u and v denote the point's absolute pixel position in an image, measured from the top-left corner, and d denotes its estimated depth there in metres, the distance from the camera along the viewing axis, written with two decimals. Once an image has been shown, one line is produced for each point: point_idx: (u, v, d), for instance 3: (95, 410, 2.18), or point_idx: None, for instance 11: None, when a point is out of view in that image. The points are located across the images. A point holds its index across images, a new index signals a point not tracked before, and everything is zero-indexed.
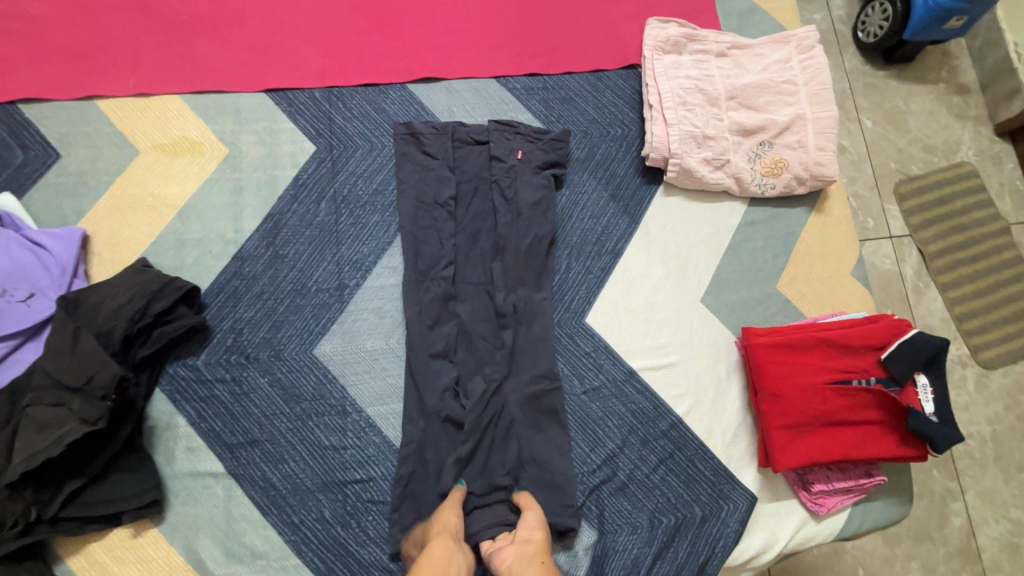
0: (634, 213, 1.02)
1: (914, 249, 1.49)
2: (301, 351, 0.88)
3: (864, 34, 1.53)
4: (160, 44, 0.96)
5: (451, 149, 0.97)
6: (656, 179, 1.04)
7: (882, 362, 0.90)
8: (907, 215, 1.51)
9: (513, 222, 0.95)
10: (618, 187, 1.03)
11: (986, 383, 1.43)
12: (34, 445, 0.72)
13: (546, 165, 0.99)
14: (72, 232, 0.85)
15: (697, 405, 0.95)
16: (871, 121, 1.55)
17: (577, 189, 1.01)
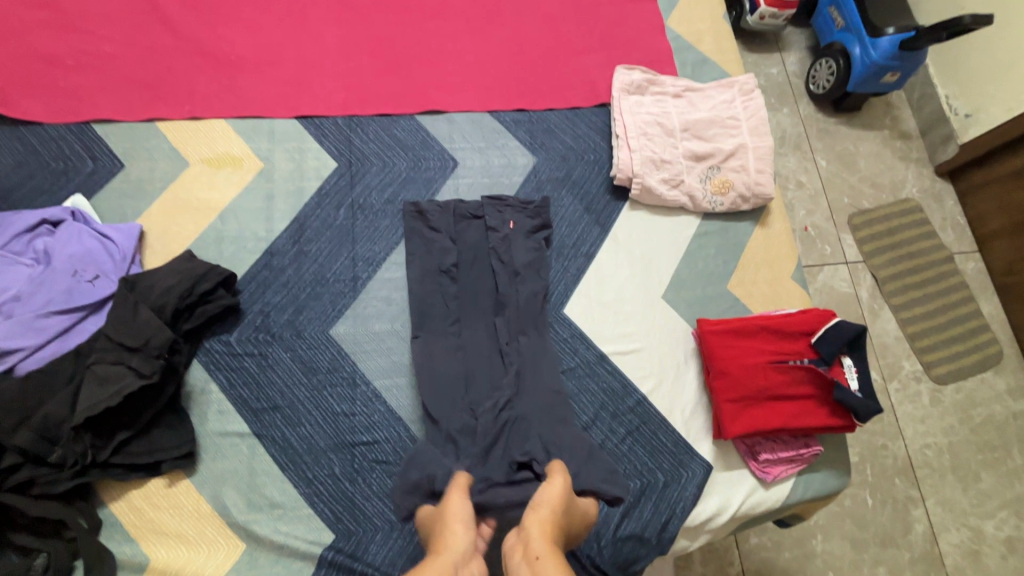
0: (605, 223, 1.20)
1: (868, 274, 1.68)
2: (319, 331, 1.03)
3: (814, 86, 1.79)
4: (212, 79, 1.16)
5: (452, 223, 1.12)
6: (623, 196, 1.22)
7: (812, 345, 1.06)
8: (861, 243, 1.70)
9: (502, 236, 1.12)
10: (592, 203, 1.21)
11: (940, 397, 1.58)
12: (96, 396, 0.85)
13: (530, 220, 1.15)
14: (132, 227, 1.01)
15: (660, 385, 1.10)
16: (824, 160, 1.78)
17: (558, 206, 1.20)
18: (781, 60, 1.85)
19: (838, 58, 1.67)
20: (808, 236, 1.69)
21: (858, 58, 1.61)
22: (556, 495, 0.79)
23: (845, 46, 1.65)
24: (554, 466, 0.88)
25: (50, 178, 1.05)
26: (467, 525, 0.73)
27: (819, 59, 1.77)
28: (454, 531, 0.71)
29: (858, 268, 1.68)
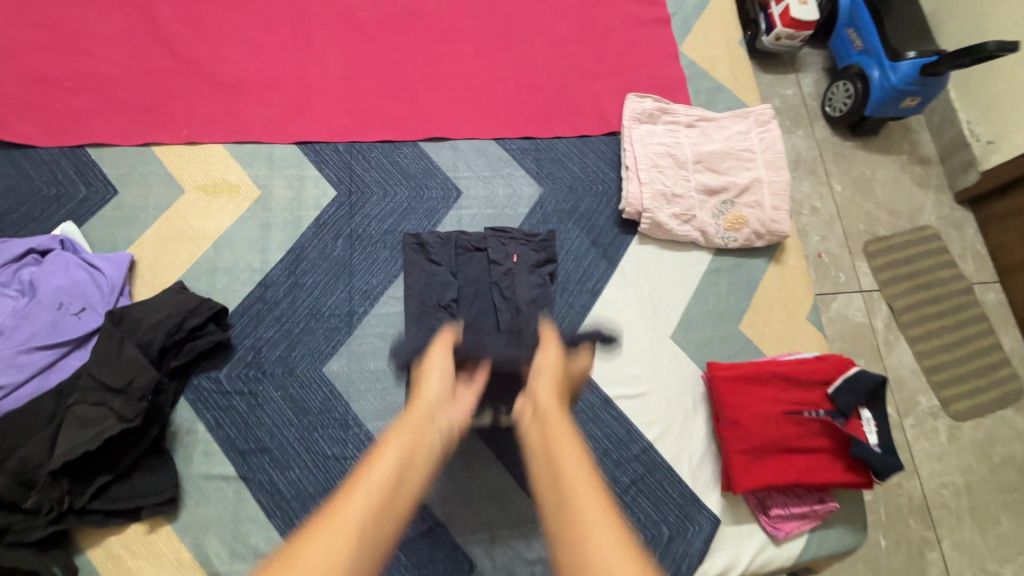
0: (613, 258, 1.15)
1: (883, 304, 1.61)
2: (312, 368, 0.99)
3: (830, 109, 1.73)
4: (211, 102, 1.13)
5: (454, 256, 1.07)
6: (632, 229, 1.18)
7: (829, 396, 1.00)
8: (875, 272, 1.64)
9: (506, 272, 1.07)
10: (597, 237, 1.17)
11: (958, 434, 1.51)
12: (75, 439, 0.81)
13: (533, 253, 1.10)
14: (123, 256, 0.98)
15: (667, 431, 1.05)
16: (840, 184, 1.71)
17: (564, 238, 1.16)
18: (798, 82, 1.79)
19: (855, 81, 1.62)
20: (822, 263, 1.63)
21: (877, 81, 1.56)
22: (551, 357, 0.81)
23: (863, 68, 1.60)
24: (545, 324, 0.93)
25: (42, 205, 1.02)
26: (449, 376, 0.77)
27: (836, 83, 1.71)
28: (434, 381, 0.75)
29: (873, 297, 1.61)
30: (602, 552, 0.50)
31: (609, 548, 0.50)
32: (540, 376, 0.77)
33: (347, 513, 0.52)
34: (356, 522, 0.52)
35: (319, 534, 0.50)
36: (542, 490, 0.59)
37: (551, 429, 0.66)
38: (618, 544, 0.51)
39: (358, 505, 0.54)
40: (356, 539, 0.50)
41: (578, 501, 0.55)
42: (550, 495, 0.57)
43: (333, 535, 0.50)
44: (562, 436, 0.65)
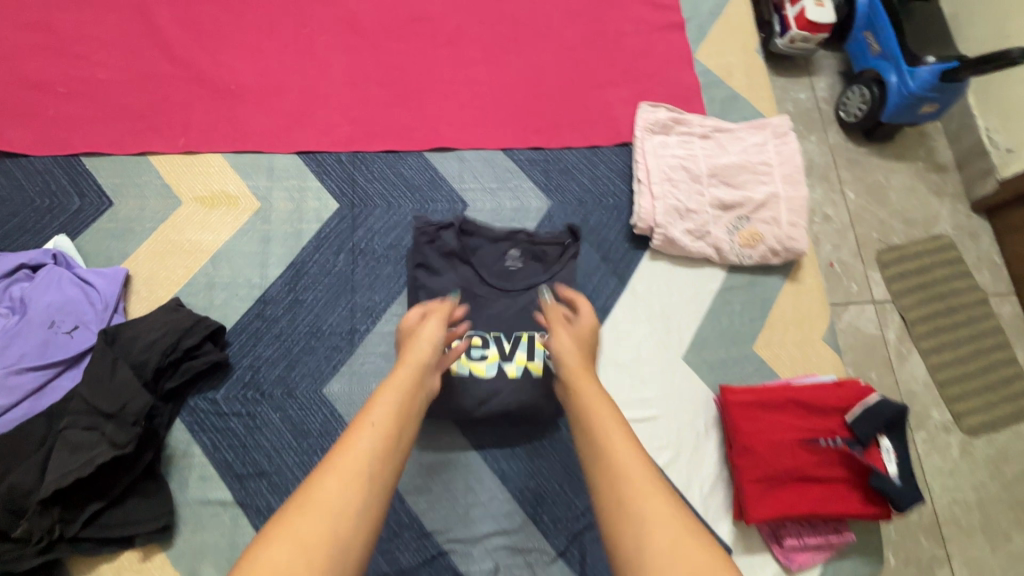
0: (554, 269, 1.05)
1: (897, 314, 1.40)
2: (312, 389, 0.96)
3: (845, 113, 1.52)
4: (210, 109, 1.09)
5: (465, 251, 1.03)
6: (577, 240, 1.06)
7: (847, 424, 0.97)
8: (892, 281, 1.42)
9: (493, 286, 1.03)
10: (551, 249, 1.06)
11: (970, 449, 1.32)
12: (66, 465, 0.78)
13: (513, 255, 1.05)
14: (117, 271, 0.95)
15: (677, 457, 1.02)
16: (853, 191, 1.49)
17: (535, 244, 1.06)
18: (811, 84, 1.57)
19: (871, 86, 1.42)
20: (834, 272, 1.41)
21: (894, 86, 1.38)
22: (566, 331, 0.85)
23: (880, 72, 1.41)
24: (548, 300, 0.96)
25: (35, 217, 0.99)
26: (436, 335, 0.79)
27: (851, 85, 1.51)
28: (426, 340, 0.78)
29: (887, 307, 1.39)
30: (653, 512, 0.61)
31: (655, 511, 0.61)
32: (565, 350, 0.83)
33: (357, 458, 0.61)
34: (363, 466, 0.60)
35: (334, 473, 0.59)
36: (591, 457, 0.69)
37: (588, 405, 0.74)
38: (659, 506, 0.61)
39: (363, 452, 0.61)
40: (365, 482, 0.59)
41: (624, 469, 0.65)
42: (597, 465, 0.67)
43: (349, 479, 0.59)
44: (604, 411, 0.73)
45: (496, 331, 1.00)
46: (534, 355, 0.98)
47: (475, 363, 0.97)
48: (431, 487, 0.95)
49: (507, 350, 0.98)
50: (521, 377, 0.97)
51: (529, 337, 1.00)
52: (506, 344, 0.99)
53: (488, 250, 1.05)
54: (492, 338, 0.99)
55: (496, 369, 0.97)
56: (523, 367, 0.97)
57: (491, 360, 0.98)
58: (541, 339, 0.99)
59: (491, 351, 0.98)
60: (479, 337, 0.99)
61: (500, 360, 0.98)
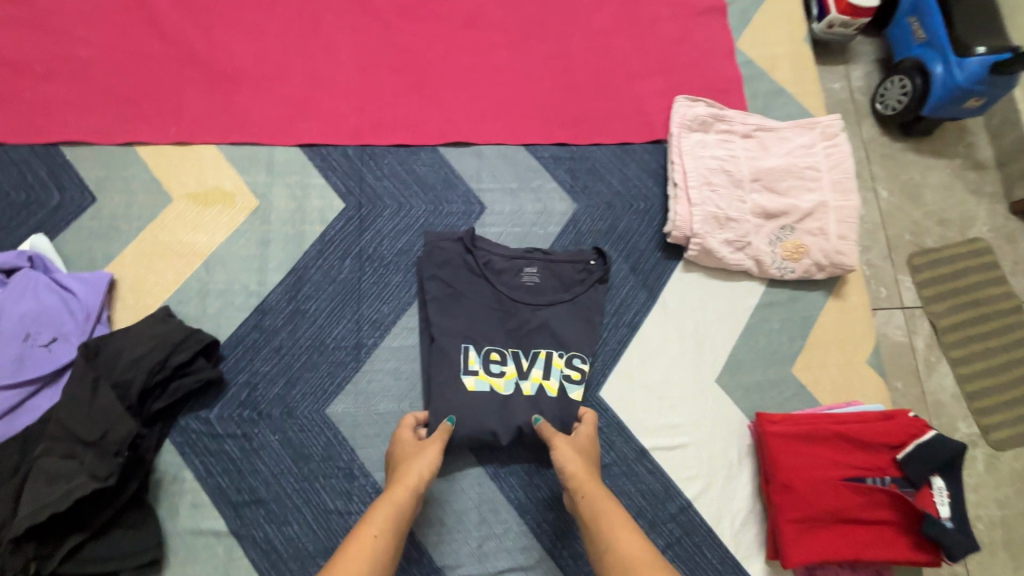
0: (574, 291, 0.95)
1: (925, 322, 1.16)
2: (314, 410, 0.88)
3: (882, 106, 1.26)
4: (203, 95, 0.98)
5: (480, 265, 0.93)
6: (606, 263, 0.95)
7: (898, 461, 0.90)
8: (919, 287, 1.17)
9: (514, 300, 0.92)
10: (571, 270, 0.95)
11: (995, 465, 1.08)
12: (41, 499, 0.71)
13: (529, 272, 0.94)
14: (100, 277, 0.86)
15: (708, 489, 0.94)
16: (886, 190, 1.23)
17: (553, 262, 0.95)
18: (845, 74, 1.30)
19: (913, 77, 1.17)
20: None
21: (938, 79, 1.14)
22: (561, 438, 0.82)
23: (923, 62, 1.17)
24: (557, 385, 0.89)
25: (10, 212, 0.91)
26: (433, 453, 0.79)
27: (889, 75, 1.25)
28: (423, 458, 0.78)
29: (916, 314, 1.16)
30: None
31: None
32: (565, 456, 0.80)
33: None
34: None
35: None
36: (605, 565, 0.68)
37: (598, 511, 0.73)
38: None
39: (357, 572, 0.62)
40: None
41: (634, 569, 0.64)
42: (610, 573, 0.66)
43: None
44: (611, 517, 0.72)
45: (513, 346, 0.91)
46: (552, 373, 0.90)
47: (494, 378, 0.88)
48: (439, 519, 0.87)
49: (524, 367, 0.90)
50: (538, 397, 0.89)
51: (547, 354, 0.91)
52: (523, 361, 0.90)
53: (502, 266, 0.94)
54: (509, 352, 0.90)
55: (513, 386, 0.89)
56: (540, 386, 0.89)
57: (509, 377, 0.89)
58: (559, 357, 0.91)
59: (509, 367, 0.90)
60: (498, 351, 0.90)
61: (517, 378, 0.89)
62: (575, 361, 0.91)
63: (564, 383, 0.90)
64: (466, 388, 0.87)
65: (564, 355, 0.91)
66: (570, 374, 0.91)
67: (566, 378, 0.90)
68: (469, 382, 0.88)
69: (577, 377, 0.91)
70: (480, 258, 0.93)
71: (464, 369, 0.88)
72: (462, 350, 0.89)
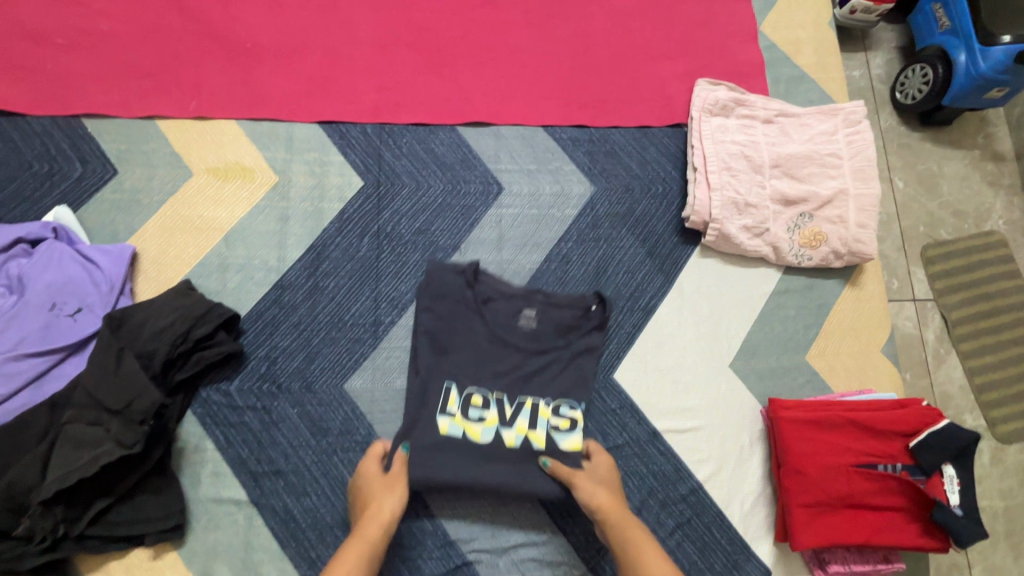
0: (570, 338, 0.93)
1: (938, 315, 1.15)
2: (333, 385, 0.89)
3: (901, 95, 1.23)
4: (222, 70, 0.98)
5: (478, 302, 0.92)
6: (605, 310, 0.93)
7: (910, 450, 0.90)
8: (932, 279, 1.16)
9: (504, 343, 0.91)
10: (570, 314, 0.94)
11: (1001, 457, 1.08)
12: (69, 463, 0.73)
13: (528, 314, 0.93)
14: (123, 249, 0.87)
15: (719, 471, 0.95)
16: (903, 180, 1.22)
17: (552, 305, 0.93)
18: (864, 61, 1.28)
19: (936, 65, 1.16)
20: None
21: (961, 68, 1.12)
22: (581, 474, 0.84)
23: (946, 50, 1.15)
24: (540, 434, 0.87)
25: (33, 182, 0.91)
26: (398, 492, 0.80)
27: (911, 62, 1.23)
28: (389, 497, 0.79)
29: (927, 306, 1.15)
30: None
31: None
32: (594, 491, 0.82)
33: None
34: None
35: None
36: None
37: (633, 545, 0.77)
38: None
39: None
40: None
41: None
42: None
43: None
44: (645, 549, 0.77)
45: (498, 391, 0.89)
46: (538, 424, 0.88)
47: (471, 424, 0.86)
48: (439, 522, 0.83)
49: (508, 415, 0.88)
50: (520, 447, 0.87)
51: (533, 403, 0.89)
52: (507, 409, 0.88)
53: (500, 304, 0.93)
54: (493, 398, 0.89)
55: (493, 434, 0.86)
56: (524, 436, 0.87)
57: (488, 424, 0.87)
58: (546, 406, 0.89)
59: (490, 413, 0.88)
60: (480, 396, 0.88)
61: (499, 426, 0.87)
62: (562, 410, 0.89)
63: (551, 433, 0.88)
64: (438, 430, 0.85)
65: (550, 404, 0.90)
66: (558, 424, 0.88)
67: (553, 429, 0.88)
68: (442, 424, 0.86)
69: (566, 426, 0.88)
70: (479, 292, 0.92)
71: (441, 410, 0.87)
72: (444, 389, 0.88)
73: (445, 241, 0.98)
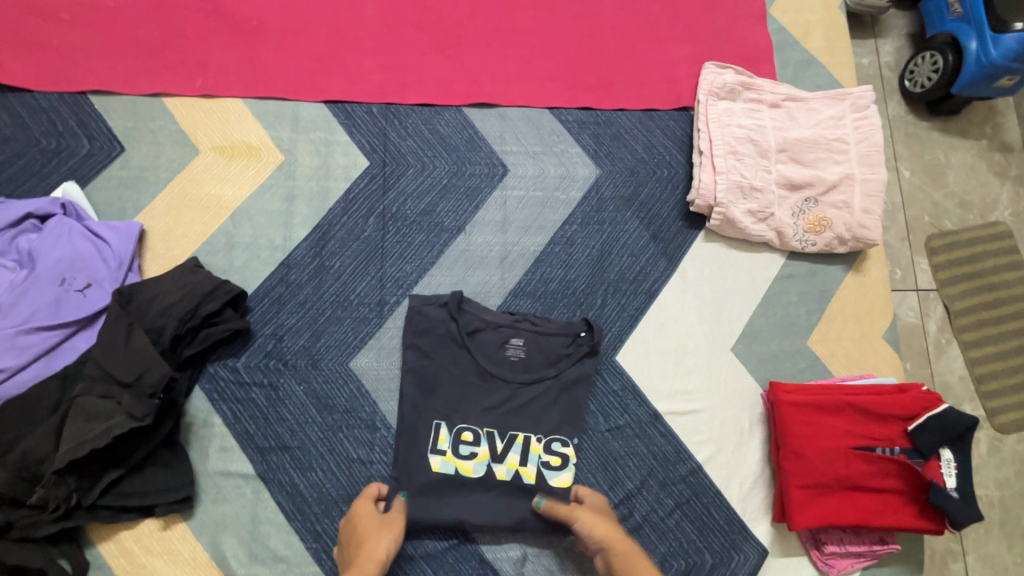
0: (560, 366, 0.92)
1: (939, 305, 1.15)
2: (338, 363, 0.90)
3: (910, 83, 1.23)
4: (228, 48, 0.98)
5: (464, 335, 0.90)
6: (595, 336, 0.93)
7: (909, 433, 0.91)
8: (935, 269, 1.17)
9: (492, 374, 0.89)
10: (560, 342, 0.93)
11: (997, 446, 1.09)
12: (81, 434, 0.74)
13: (515, 344, 0.91)
14: (131, 226, 0.88)
15: (719, 453, 0.96)
16: (910, 169, 1.21)
17: (541, 335, 0.92)
18: (874, 48, 1.26)
19: (947, 53, 1.15)
20: None
21: (972, 55, 1.11)
22: (579, 510, 0.83)
23: (957, 37, 1.14)
24: (530, 471, 0.88)
25: (41, 158, 0.92)
26: (393, 531, 0.79)
27: (921, 50, 1.22)
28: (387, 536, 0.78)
29: (929, 296, 1.15)
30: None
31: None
32: (595, 523, 0.81)
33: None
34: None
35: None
36: None
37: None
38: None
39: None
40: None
41: None
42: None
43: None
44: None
45: (489, 426, 0.88)
46: (529, 460, 0.88)
47: (462, 460, 0.87)
48: (443, 497, 0.86)
49: (499, 450, 0.88)
50: (511, 481, 0.87)
51: (525, 438, 0.89)
52: (498, 444, 0.88)
53: (486, 336, 0.91)
54: (484, 433, 0.88)
55: (484, 469, 0.87)
56: (515, 471, 0.87)
57: (480, 459, 0.87)
58: (538, 442, 0.89)
59: (482, 449, 0.88)
60: (471, 431, 0.88)
61: (490, 461, 0.87)
62: (554, 446, 0.90)
63: (542, 469, 0.89)
64: (431, 468, 0.86)
65: (542, 440, 0.90)
66: (548, 460, 0.89)
67: (543, 464, 0.89)
68: (435, 462, 0.86)
69: (557, 462, 0.89)
70: (464, 325, 0.90)
71: (432, 447, 0.87)
72: (434, 427, 0.88)
73: (449, 223, 0.98)
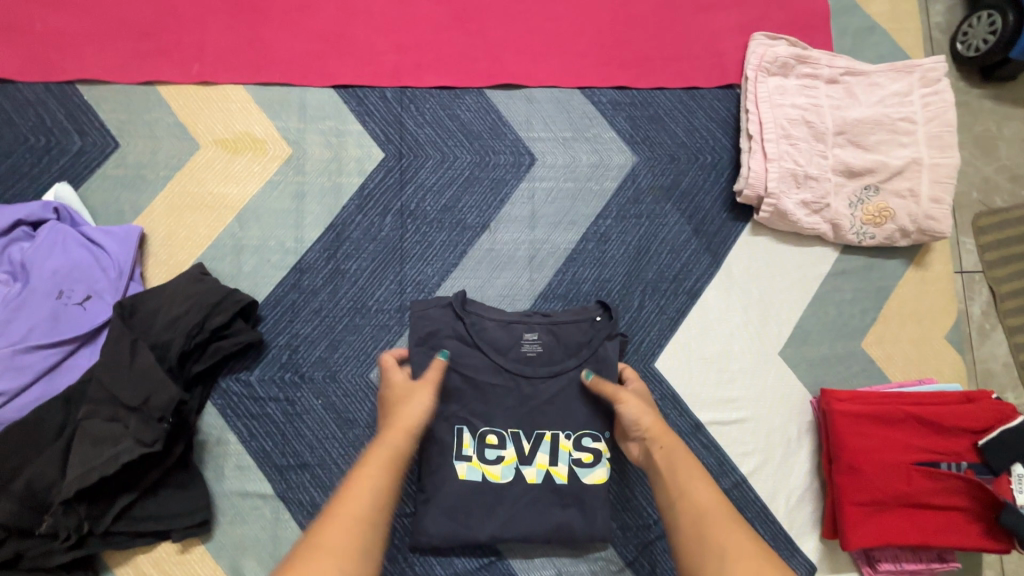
0: (582, 355, 0.83)
1: (983, 288, 0.99)
2: (358, 374, 0.84)
3: (962, 47, 1.03)
4: (227, 28, 0.89)
5: (473, 338, 0.82)
6: (612, 317, 0.83)
7: (979, 447, 0.83)
8: (982, 250, 0.99)
9: (514, 376, 0.81)
10: (577, 331, 0.83)
11: None
12: (88, 461, 0.70)
13: (530, 338, 0.83)
14: (129, 230, 0.81)
15: (765, 465, 0.90)
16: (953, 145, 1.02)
17: (556, 325, 0.83)
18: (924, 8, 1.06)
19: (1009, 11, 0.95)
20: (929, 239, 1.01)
21: None
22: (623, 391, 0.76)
23: None
24: (559, 469, 0.81)
25: (30, 158, 0.85)
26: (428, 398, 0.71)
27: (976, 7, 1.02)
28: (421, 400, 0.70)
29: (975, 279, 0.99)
30: (737, 550, 0.57)
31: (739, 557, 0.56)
32: (634, 408, 0.74)
33: (355, 515, 0.56)
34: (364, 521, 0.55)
35: (335, 524, 0.55)
36: (676, 521, 0.63)
37: (678, 460, 0.68)
38: (744, 550, 0.57)
39: (362, 509, 0.56)
40: (357, 551, 0.53)
41: (706, 520, 0.61)
42: (684, 527, 0.61)
43: (345, 542, 0.53)
44: (687, 473, 0.66)
45: (514, 427, 0.81)
46: (559, 459, 0.81)
47: (489, 466, 0.80)
48: (470, 515, 0.80)
49: (526, 451, 0.81)
50: (542, 483, 0.81)
51: (552, 435, 0.82)
52: (525, 444, 0.81)
53: (498, 333, 0.83)
54: (509, 435, 0.81)
55: (513, 474, 0.81)
56: (546, 472, 0.81)
57: (508, 463, 0.81)
58: (567, 439, 0.82)
59: (508, 451, 0.81)
60: (495, 435, 0.81)
61: (518, 463, 0.81)
62: (585, 442, 0.82)
63: (574, 468, 0.81)
64: (457, 476, 0.80)
65: (571, 436, 0.82)
66: (580, 457, 0.81)
67: (575, 463, 0.81)
68: (461, 469, 0.80)
69: (589, 459, 0.81)
70: (471, 326, 0.82)
71: (458, 454, 0.81)
72: (456, 432, 0.81)
73: (473, 220, 0.90)
